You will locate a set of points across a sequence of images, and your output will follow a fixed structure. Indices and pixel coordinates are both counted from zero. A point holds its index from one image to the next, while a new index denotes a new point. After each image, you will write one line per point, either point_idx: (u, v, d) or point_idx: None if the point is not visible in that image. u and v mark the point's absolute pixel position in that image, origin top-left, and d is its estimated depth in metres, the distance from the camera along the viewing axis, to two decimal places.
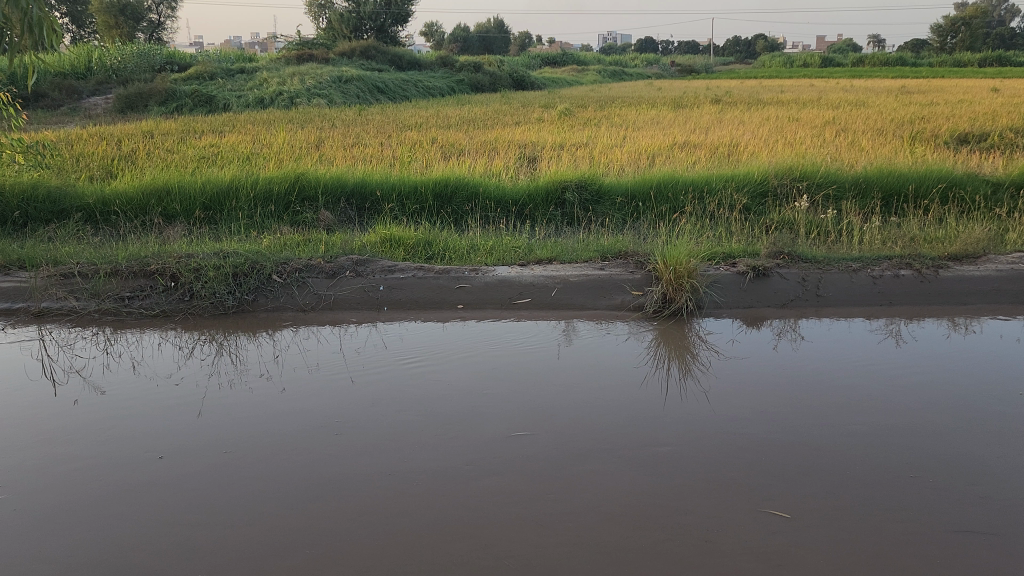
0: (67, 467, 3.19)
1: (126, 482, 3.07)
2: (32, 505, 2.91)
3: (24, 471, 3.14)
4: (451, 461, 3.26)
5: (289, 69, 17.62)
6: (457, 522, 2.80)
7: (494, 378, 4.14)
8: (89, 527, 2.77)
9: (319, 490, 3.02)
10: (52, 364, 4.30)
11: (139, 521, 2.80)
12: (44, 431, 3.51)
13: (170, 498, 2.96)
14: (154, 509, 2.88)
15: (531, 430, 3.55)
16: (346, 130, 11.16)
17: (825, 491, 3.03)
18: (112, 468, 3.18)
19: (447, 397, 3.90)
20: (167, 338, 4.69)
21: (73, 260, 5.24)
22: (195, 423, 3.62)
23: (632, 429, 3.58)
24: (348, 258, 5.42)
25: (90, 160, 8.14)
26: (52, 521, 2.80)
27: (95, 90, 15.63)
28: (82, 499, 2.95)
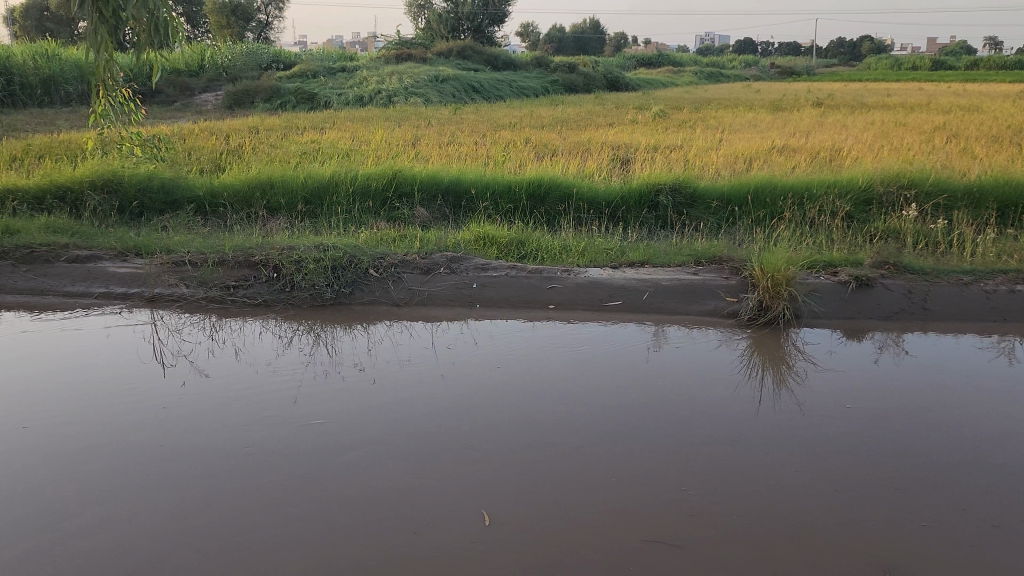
0: (172, 445, 3.34)
1: (227, 463, 3.20)
2: (142, 479, 3.07)
3: (129, 448, 3.30)
4: (528, 460, 3.27)
5: (388, 69, 17.96)
6: (528, 524, 2.80)
7: (576, 379, 4.13)
8: (193, 501, 2.91)
9: (397, 484, 3.06)
10: (162, 347, 4.53)
11: (227, 503, 2.90)
12: (150, 411, 3.68)
13: (266, 480, 3.07)
14: (240, 492, 2.97)
15: (606, 433, 3.53)
16: (442, 128, 11.31)
17: (910, 515, 2.89)
18: (208, 449, 3.31)
19: (527, 396, 3.91)
20: (268, 327, 4.87)
21: (184, 249, 5.50)
22: (292, 410, 3.74)
23: (712, 437, 3.51)
24: (442, 255, 5.51)
25: (200, 155, 8.50)
26: (159, 495, 2.95)
27: (207, 88, 16.31)
28: (187, 475, 3.10)
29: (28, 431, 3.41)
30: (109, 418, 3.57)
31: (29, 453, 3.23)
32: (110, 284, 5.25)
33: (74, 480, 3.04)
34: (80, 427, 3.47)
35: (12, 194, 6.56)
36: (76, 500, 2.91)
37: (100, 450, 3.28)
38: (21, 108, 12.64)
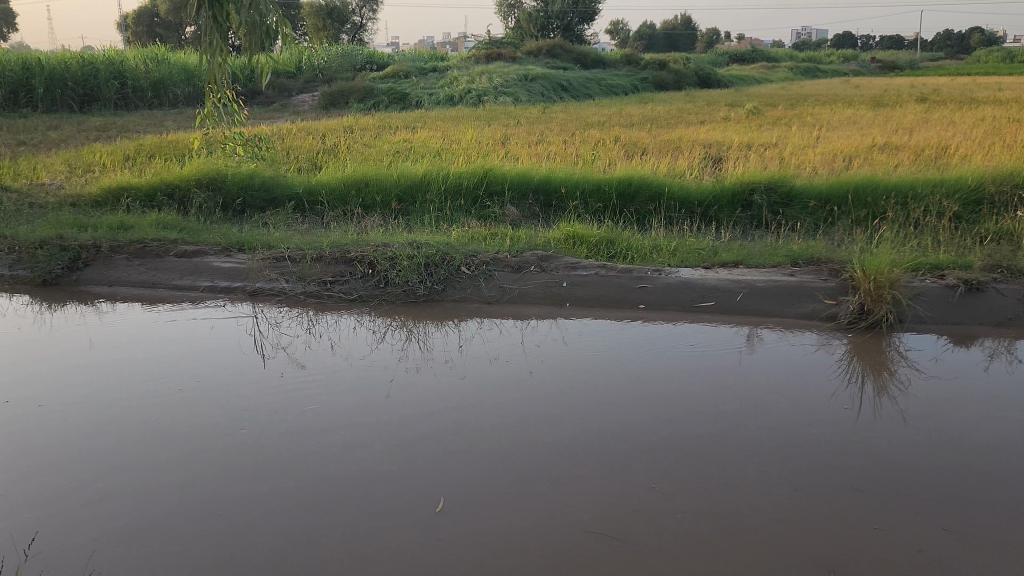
0: (271, 433, 3.45)
1: (323, 453, 3.29)
2: (243, 463, 3.18)
3: (232, 435, 3.42)
4: (600, 460, 3.26)
5: (478, 68, 18.10)
6: (593, 525, 2.78)
7: (659, 380, 4.08)
8: (290, 488, 3.00)
9: (473, 480, 3.09)
10: (263, 340, 4.69)
11: (321, 492, 2.98)
12: (251, 400, 3.82)
13: (359, 471, 3.14)
14: (333, 482, 3.05)
15: (681, 435, 3.47)
16: (531, 127, 11.34)
17: (1006, 532, 2.75)
18: (306, 439, 3.41)
19: (605, 396, 3.89)
20: (362, 322, 4.99)
21: (284, 245, 5.68)
22: (385, 404, 3.82)
23: (791, 442, 3.42)
24: (532, 253, 5.52)
25: (298, 153, 8.77)
26: (258, 479, 3.06)
27: (304, 88, 16.82)
28: (284, 462, 3.20)
29: (141, 416, 3.59)
30: (215, 406, 3.72)
31: (140, 435, 3.40)
32: (215, 278, 5.47)
33: (181, 462, 3.18)
34: (188, 413, 3.63)
35: (126, 192, 6.92)
36: (182, 481, 3.03)
37: (206, 435, 3.42)
38: (132, 109, 13.29)
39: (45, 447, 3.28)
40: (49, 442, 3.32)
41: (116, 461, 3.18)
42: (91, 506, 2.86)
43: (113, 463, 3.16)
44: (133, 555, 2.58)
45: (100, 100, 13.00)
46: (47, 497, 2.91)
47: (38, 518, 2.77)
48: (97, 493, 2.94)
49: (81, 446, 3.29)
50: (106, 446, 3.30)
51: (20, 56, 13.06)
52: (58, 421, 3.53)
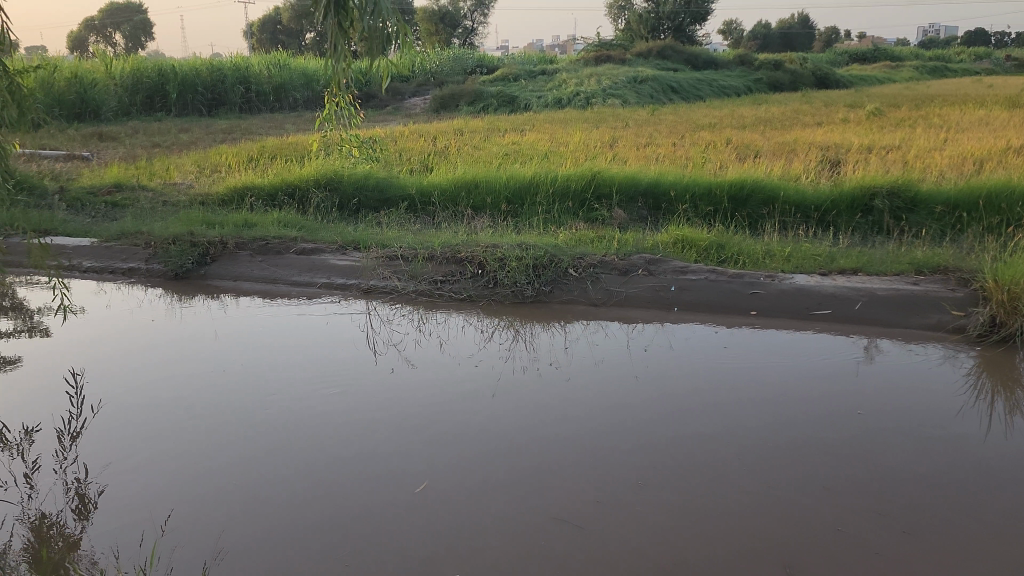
0: (382, 426, 3.56)
1: (430, 446, 3.37)
2: (355, 453, 3.29)
3: (347, 426, 3.54)
4: (679, 462, 3.23)
5: (587, 70, 18.05)
6: (666, 528, 2.77)
7: (757, 388, 3.98)
8: (399, 479, 3.09)
9: (557, 479, 3.11)
10: (376, 336, 4.84)
11: (428, 485, 3.05)
12: (363, 394, 3.94)
13: (465, 467, 3.20)
14: (439, 476, 3.12)
15: (762, 441, 3.41)
16: (640, 129, 11.24)
17: None
18: (417, 434, 3.49)
19: (694, 401, 3.84)
20: (470, 321, 5.07)
21: (397, 244, 5.84)
22: (492, 402, 3.88)
23: (878, 452, 3.30)
24: (641, 256, 5.48)
25: (411, 155, 8.99)
26: (370, 468, 3.17)
27: (416, 92, 17.22)
28: (394, 454, 3.29)
29: (265, 404, 3.76)
30: (332, 398, 3.86)
31: (260, 422, 3.57)
32: (332, 275, 5.68)
33: (300, 450, 3.31)
34: (307, 404, 3.77)
35: (250, 192, 7.26)
36: (301, 468, 3.16)
37: (323, 426, 3.54)
38: (256, 112, 13.92)
39: (178, 431, 3.48)
40: (181, 427, 3.52)
41: (240, 446, 3.34)
42: (216, 485, 3.03)
43: (237, 448, 3.32)
44: (253, 533, 2.71)
45: (226, 105, 13.66)
46: (179, 478, 3.08)
47: (170, 497, 2.95)
48: (220, 474, 3.12)
49: (210, 431, 3.47)
50: (230, 431, 3.48)
51: (156, 64, 13.89)
52: (190, 406, 3.74)
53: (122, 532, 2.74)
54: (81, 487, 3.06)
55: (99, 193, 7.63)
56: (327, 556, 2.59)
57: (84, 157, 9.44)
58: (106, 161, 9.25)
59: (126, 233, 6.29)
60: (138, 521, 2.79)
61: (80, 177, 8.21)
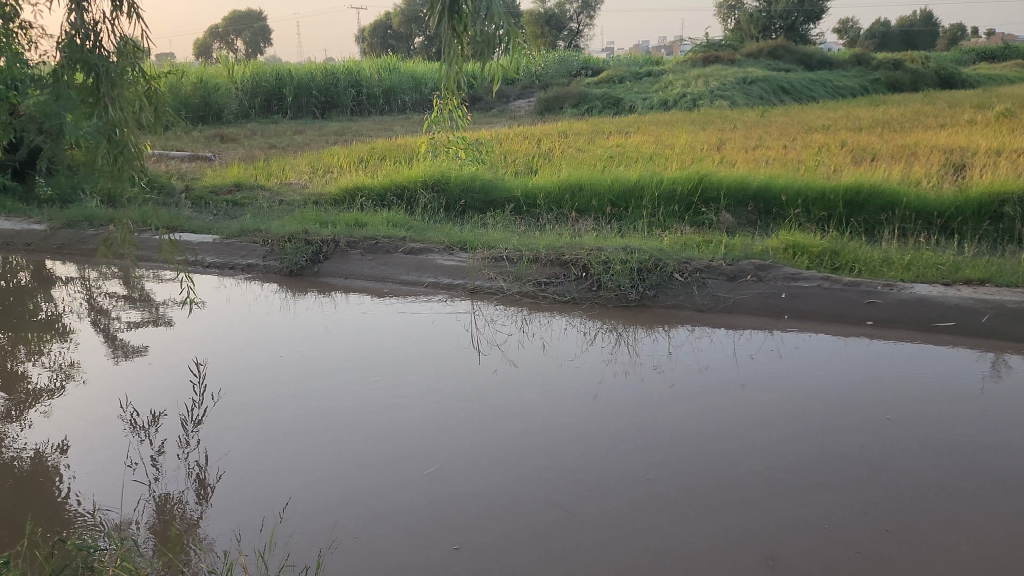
0: (485, 425, 3.60)
1: (532, 446, 3.40)
2: (459, 450, 3.35)
3: (451, 424, 3.61)
4: (778, 472, 3.16)
5: (694, 71, 17.70)
6: (763, 539, 2.71)
7: (851, 398, 3.85)
8: (501, 477, 3.13)
9: (639, 481, 3.10)
10: (480, 335, 4.90)
11: (530, 485, 3.07)
12: (467, 393, 3.99)
13: (566, 468, 3.20)
14: (541, 476, 3.14)
15: (844, 452, 3.31)
16: (749, 131, 10.95)
17: None
18: (521, 434, 3.51)
19: (783, 410, 3.75)
20: (573, 324, 5.07)
21: (502, 246, 5.89)
22: (594, 404, 3.87)
23: (970, 469, 3.17)
24: (750, 262, 5.34)
25: (516, 157, 9.05)
26: (474, 466, 3.21)
27: (521, 95, 17.35)
28: (497, 452, 3.33)
29: (374, 399, 3.87)
30: (438, 395, 3.94)
31: (369, 416, 3.68)
32: (438, 275, 5.79)
33: (405, 444, 3.39)
34: (414, 400, 3.86)
35: (361, 192, 7.49)
36: (409, 462, 3.24)
37: (430, 422, 3.61)
38: (366, 114, 14.31)
39: (292, 421, 3.63)
40: (295, 418, 3.67)
41: (351, 439, 3.44)
42: (326, 475, 3.14)
43: (348, 440, 3.43)
44: (358, 523, 2.80)
45: (338, 108, 14.10)
46: (294, 467, 3.20)
47: (284, 484, 3.08)
48: (330, 464, 3.23)
49: (322, 423, 3.60)
50: (340, 423, 3.60)
51: (274, 69, 14.48)
52: (303, 398, 3.89)
53: (240, 514, 2.88)
54: (201, 470, 3.23)
55: (220, 192, 8.03)
56: (436, 553, 2.64)
57: (207, 158, 9.94)
58: (227, 161, 9.72)
59: (246, 230, 6.60)
60: (257, 507, 2.92)
61: (204, 177, 8.65)
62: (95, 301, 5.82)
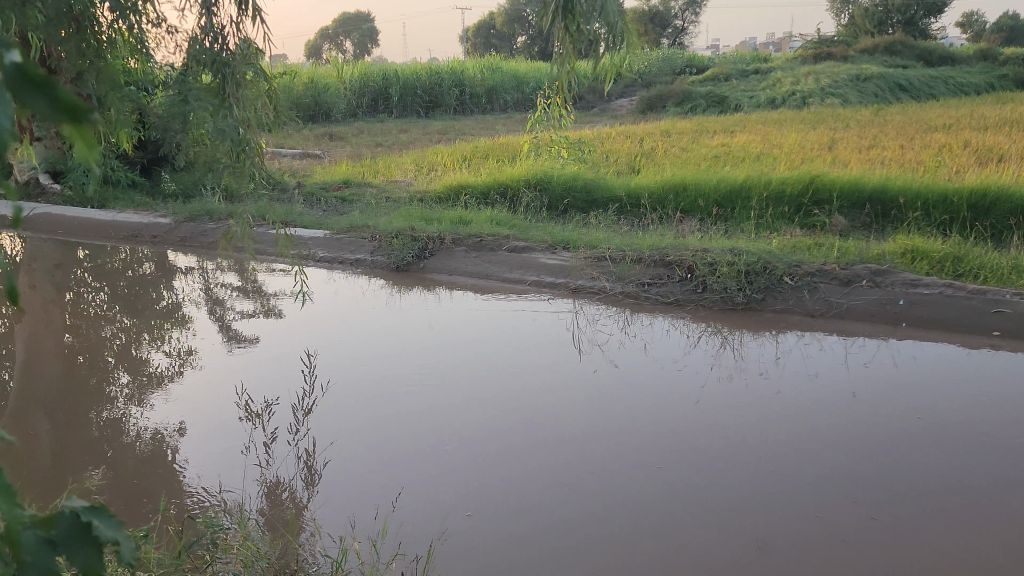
0: (587, 424, 3.59)
1: (634, 447, 3.37)
2: (561, 448, 3.35)
3: (553, 422, 3.61)
4: (890, 489, 3.05)
5: (804, 68, 17.09)
6: (873, 561, 2.63)
7: (955, 410, 3.68)
8: (603, 477, 3.12)
9: (733, 489, 3.04)
10: (581, 335, 4.89)
11: (632, 487, 3.05)
12: (568, 392, 3.99)
13: (668, 471, 3.17)
14: (642, 478, 3.12)
15: (936, 466, 3.19)
16: (863, 130, 10.51)
17: None
18: (623, 435, 3.49)
19: (879, 418, 3.62)
20: (676, 326, 4.99)
21: (605, 245, 5.84)
22: (698, 408, 3.80)
23: None
24: (865, 266, 5.12)
25: (618, 156, 8.97)
26: (576, 465, 3.21)
27: (622, 93, 17.17)
28: (598, 452, 3.32)
29: (477, 395, 3.90)
30: (540, 393, 3.95)
31: (472, 410, 3.72)
32: (541, 273, 5.80)
33: (508, 440, 3.42)
34: (518, 397, 3.87)
35: (464, 190, 7.58)
36: (511, 458, 3.27)
37: (533, 420, 3.63)
38: (469, 113, 14.46)
39: (400, 414, 3.70)
40: (400, 409, 3.75)
41: (456, 433, 3.49)
42: (430, 466, 3.20)
43: (454, 433, 3.48)
44: (462, 515, 2.84)
45: (441, 106, 14.32)
46: (402, 458, 3.27)
47: (390, 473, 3.16)
48: (435, 455, 3.29)
49: (427, 415, 3.67)
50: (444, 417, 3.66)
51: (380, 68, 14.82)
52: (408, 391, 3.96)
53: (349, 500, 2.98)
54: (310, 457, 3.35)
55: (329, 188, 8.29)
56: (541, 551, 2.65)
57: (316, 155, 10.27)
58: (335, 159, 10.01)
59: (355, 226, 6.78)
60: (371, 496, 2.99)
61: (314, 174, 8.94)
62: (212, 292, 6.10)
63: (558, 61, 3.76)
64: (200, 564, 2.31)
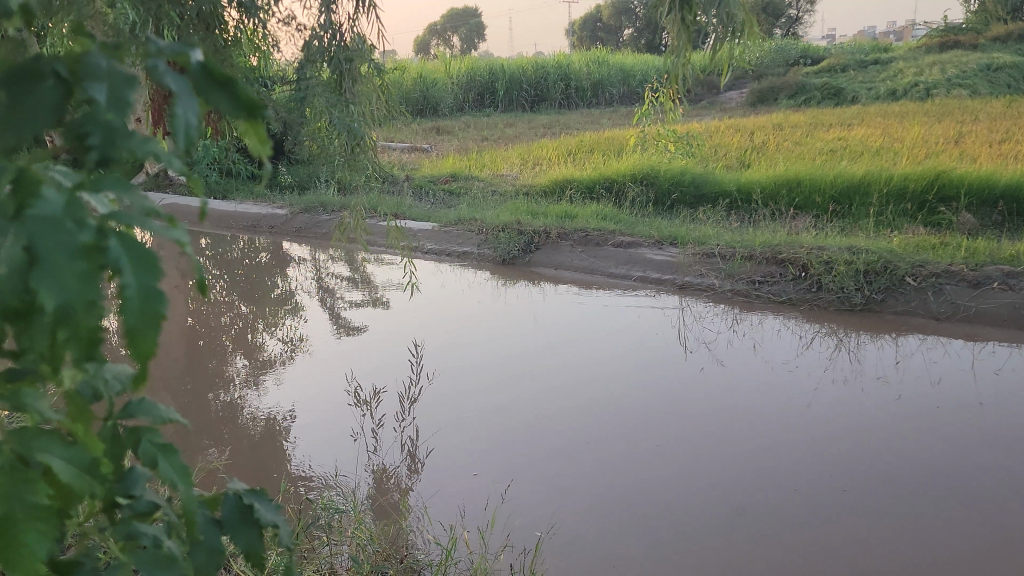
0: (692, 422, 3.53)
1: (737, 447, 3.29)
2: (663, 445, 3.31)
3: (657, 419, 3.57)
4: (1012, 503, 2.87)
5: (929, 57, 16.16)
6: None
7: None
8: (704, 476, 3.07)
9: (838, 495, 2.95)
10: (688, 332, 4.80)
11: (733, 488, 2.99)
12: (673, 389, 3.92)
13: (771, 473, 3.09)
14: (745, 479, 3.05)
15: None
16: (994, 123, 9.88)
17: None
18: (729, 434, 3.41)
19: (982, 426, 3.44)
20: (788, 326, 4.84)
21: (715, 241, 5.69)
22: (807, 410, 3.67)
23: None
24: (998, 267, 4.80)
25: (728, 150, 8.74)
26: (678, 463, 3.17)
27: (732, 86, 16.72)
28: (701, 450, 3.27)
29: (581, 389, 3.89)
30: (645, 389, 3.90)
31: (577, 405, 3.71)
32: (647, 269, 5.72)
33: (612, 436, 3.39)
34: (622, 394, 3.84)
35: (570, 184, 7.56)
36: (614, 453, 3.24)
37: (637, 416, 3.59)
38: (575, 107, 14.37)
39: (504, 405, 3.73)
40: (504, 401, 3.78)
41: (560, 426, 3.49)
42: (533, 458, 3.22)
43: (559, 428, 3.47)
44: (563, 508, 2.85)
45: (546, 100, 14.32)
46: (506, 450, 3.29)
47: (493, 463, 3.19)
48: (538, 447, 3.31)
49: (530, 408, 3.69)
50: (548, 410, 3.66)
51: (486, 62, 14.95)
52: (514, 384, 3.99)
53: (455, 488, 3.03)
54: (413, 445, 3.42)
55: (437, 182, 8.42)
56: (637, 549, 2.63)
57: (424, 149, 10.46)
58: (443, 152, 10.16)
59: (462, 218, 6.87)
60: (479, 486, 3.03)
61: (422, 168, 9.09)
62: (324, 281, 6.30)
63: (668, 53, 3.64)
64: (318, 543, 2.40)
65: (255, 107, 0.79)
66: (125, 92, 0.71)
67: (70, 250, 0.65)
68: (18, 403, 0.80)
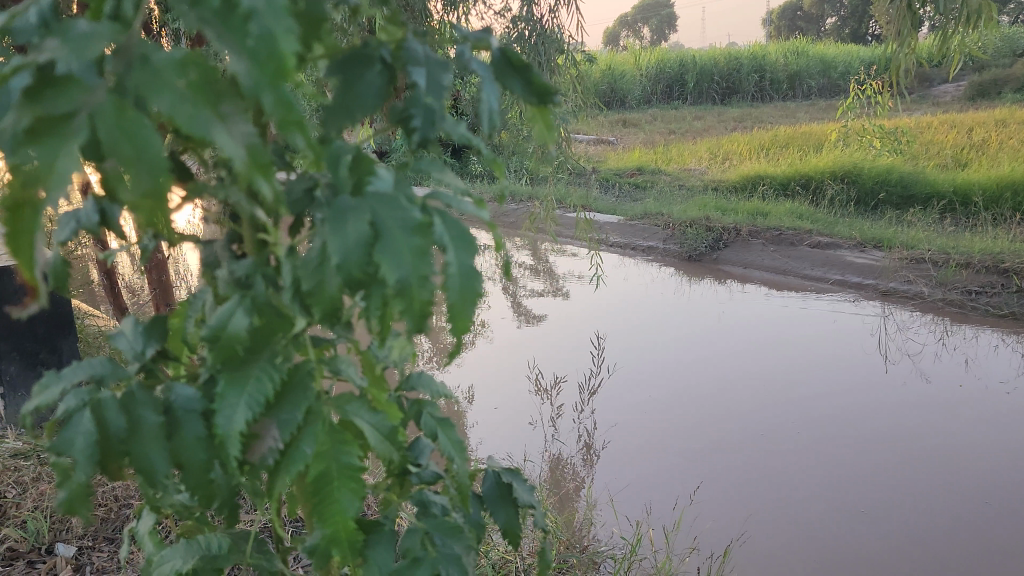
0: (863, 430, 3.37)
1: (903, 457, 3.13)
2: (827, 449, 3.20)
3: (828, 423, 3.43)
4: None
5: None
6: None
7: None
8: (863, 484, 2.96)
9: (1006, 515, 2.75)
10: (889, 342, 4.47)
11: (896, 499, 2.86)
12: (849, 395, 3.74)
13: (937, 487, 2.93)
14: (907, 491, 2.91)
15: None
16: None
17: None
18: (907, 447, 3.23)
19: None
20: (1008, 343, 4.41)
21: (925, 245, 5.24)
22: (998, 428, 3.39)
23: None
24: None
25: (942, 148, 8.02)
26: (839, 468, 3.06)
27: (948, 77, 15.26)
28: (865, 458, 3.13)
29: (733, 390, 3.79)
30: (789, 390, 3.77)
31: (754, 407, 3.60)
32: (847, 273, 5.39)
33: (781, 438, 3.30)
34: (774, 395, 3.71)
35: (763, 180, 7.24)
36: (779, 455, 3.16)
37: (810, 419, 3.47)
38: (769, 100, 13.71)
39: (672, 401, 3.70)
40: (661, 399, 3.74)
41: (694, 424, 3.44)
42: (696, 454, 3.20)
43: (724, 426, 3.42)
44: (727, 509, 2.81)
45: (738, 93, 13.78)
46: (665, 444, 3.30)
47: (654, 457, 3.20)
48: (702, 443, 3.28)
49: (708, 407, 3.61)
50: (725, 409, 3.58)
51: (678, 55, 14.61)
52: (685, 381, 3.94)
53: (630, 481, 3.04)
54: (591, 437, 3.43)
55: (623, 175, 8.35)
56: (780, 548, 2.59)
57: (611, 142, 10.40)
58: (629, 145, 10.05)
59: (649, 213, 6.78)
60: (651, 481, 3.02)
61: (608, 161, 9.03)
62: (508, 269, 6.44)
63: (888, 42, 3.31)
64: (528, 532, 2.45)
65: (548, 93, 0.83)
66: (440, 76, 0.76)
67: (406, 226, 0.68)
68: (335, 367, 0.90)
